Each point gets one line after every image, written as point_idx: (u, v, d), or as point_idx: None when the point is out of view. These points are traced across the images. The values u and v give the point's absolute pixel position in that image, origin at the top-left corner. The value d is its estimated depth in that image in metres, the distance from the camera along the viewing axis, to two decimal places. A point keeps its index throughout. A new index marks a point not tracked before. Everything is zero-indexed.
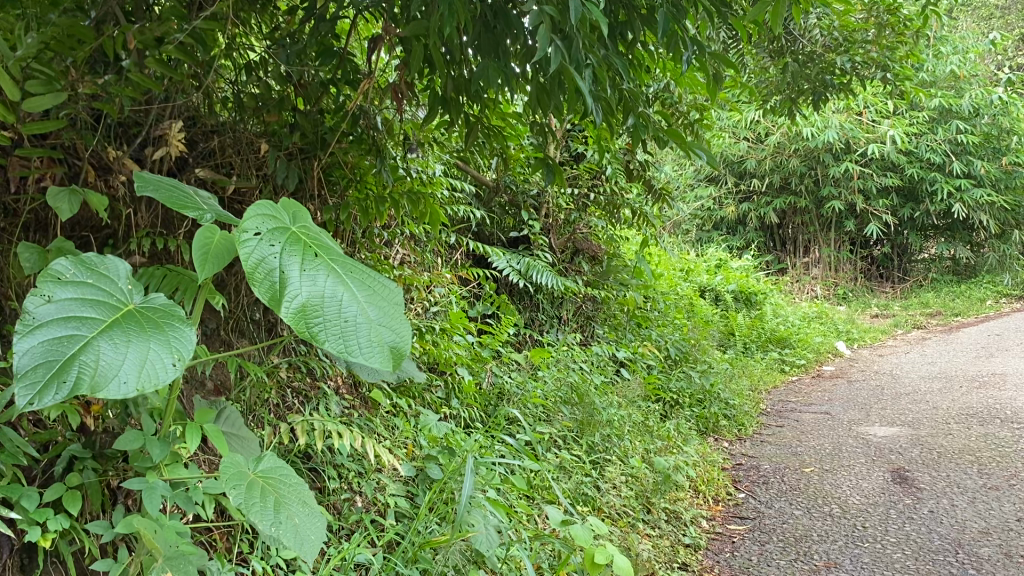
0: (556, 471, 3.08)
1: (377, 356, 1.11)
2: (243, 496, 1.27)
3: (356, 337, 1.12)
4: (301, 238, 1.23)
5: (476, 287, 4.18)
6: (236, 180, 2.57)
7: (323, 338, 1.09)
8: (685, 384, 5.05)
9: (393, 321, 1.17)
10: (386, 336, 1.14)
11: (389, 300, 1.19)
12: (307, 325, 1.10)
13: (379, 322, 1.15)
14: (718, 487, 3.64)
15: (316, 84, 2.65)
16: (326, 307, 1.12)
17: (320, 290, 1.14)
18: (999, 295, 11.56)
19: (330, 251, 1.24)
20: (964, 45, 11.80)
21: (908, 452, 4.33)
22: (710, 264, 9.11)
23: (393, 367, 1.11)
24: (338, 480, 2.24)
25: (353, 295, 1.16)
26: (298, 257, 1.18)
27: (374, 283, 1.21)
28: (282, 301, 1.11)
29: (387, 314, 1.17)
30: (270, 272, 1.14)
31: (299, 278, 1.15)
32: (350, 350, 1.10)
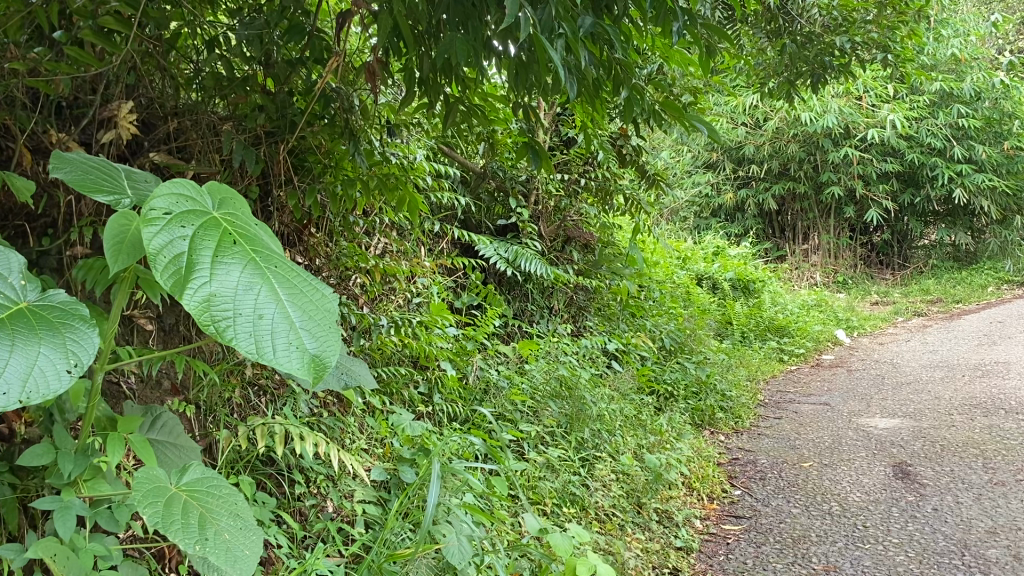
0: (542, 470, 2.95)
1: (292, 362, 1.02)
2: (163, 513, 1.15)
3: (270, 338, 1.03)
4: (223, 225, 1.14)
5: (462, 277, 4.02)
6: (197, 166, 2.43)
7: (229, 336, 1.00)
8: (680, 376, 4.91)
9: (317, 327, 1.07)
10: (307, 342, 1.05)
11: (316, 302, 1.10)
12: (213, 319, 1.01)
13: (299, 325, 1.06)
14: (713, 485, 3.51)
15: (283, 64, 2.50)
16: (239, 303, 1.04)
17: (234, 283, 1.05)
18: (1000, 282, 11.41)
19: (254, 242, 1.15)
20: (965, 27, 11.62)
21: (910, 445, 4.19)
22: (707, 251, 8.96)
23: (309, 376, 1.02)
24: (304, 485, 2.11)
25: (272, 292, 1.07)
26: (215, 246, 1.09)
27: (302, 282, 1.12)
28: (188, 291, 1.02)
29: (311, 318, 1.08)
30: (179, 260, 1.06)
31: (213, 269, 1.06)
32: (260, 351, 1.01)
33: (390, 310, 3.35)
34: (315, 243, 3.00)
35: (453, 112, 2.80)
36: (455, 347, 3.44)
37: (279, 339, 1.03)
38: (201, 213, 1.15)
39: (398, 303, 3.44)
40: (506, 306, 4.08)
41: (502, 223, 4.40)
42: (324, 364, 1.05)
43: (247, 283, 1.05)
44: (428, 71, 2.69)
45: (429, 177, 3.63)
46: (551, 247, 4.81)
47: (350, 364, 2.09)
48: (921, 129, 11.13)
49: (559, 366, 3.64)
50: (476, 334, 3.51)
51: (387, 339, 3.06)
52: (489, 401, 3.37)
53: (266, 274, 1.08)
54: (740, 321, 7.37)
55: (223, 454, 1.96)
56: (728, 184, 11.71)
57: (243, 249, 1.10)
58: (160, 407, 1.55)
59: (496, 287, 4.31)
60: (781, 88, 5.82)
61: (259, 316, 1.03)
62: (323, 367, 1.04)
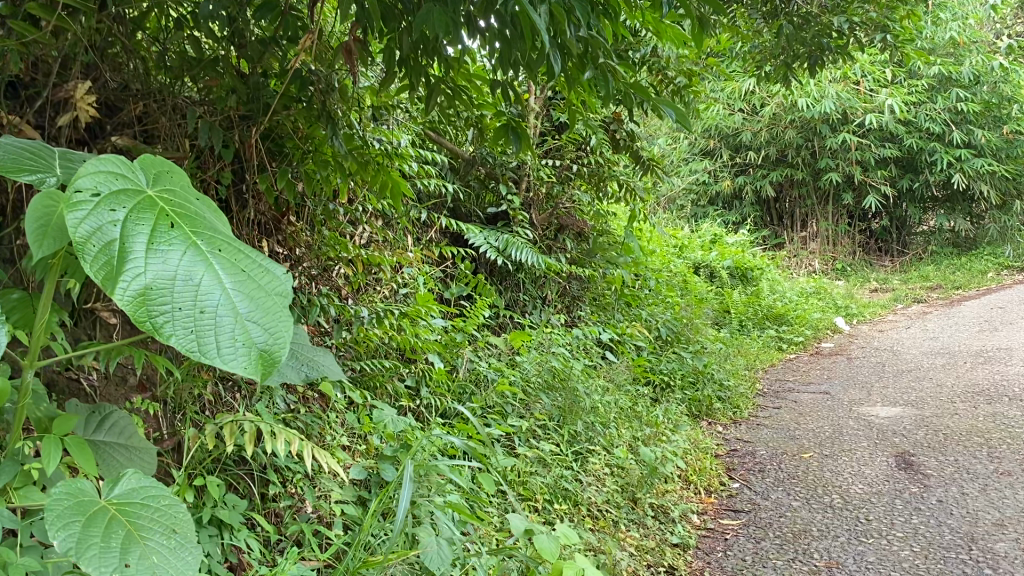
0: (533, 465, 2.85)
1: (238, 360, 0.90)
2: (78, 535, 1.04)
3: (214, 332, 0.91)
4: (161, 207, 1.02)
5: (452, 267, 3.91)
6: (164, 151, 2.32)
7: (167, 332, 0.88)
8: (677, 366, 4.81)
9: (267, 316, 0.95)
10: (255, 334, 0.93)
11: (266, 287, 0.98)
12: (148, 313, 0.89)
13: (247, 315, 0.94)
14: (710, 478, 3.41)
15: (255, 43, 2.39)
16: (178, 293, 0.91)
17: (172, 270, 0.93)
18: (1000, 267, 11.30)
19: (196, 223, 1.02)
20: (963, 10, 11.51)
21: (912, 434, 4.09)
22: (705, 239, 8.85)
23: (257, 374, 0.90)
24: (279, 486, 2.01)
25: (215, 277, 0.94)
26: (150, 229, 0.97)
27: (250, 265, 0.99)
28: (119, 282, 0.90)
29: (259, 306, 0.95)
30: (110, 247, 0.93)
31: (147, 255, 0.93)
32: (202, 349, 0.89)
33: (374, 301, 3.24)
34: (294, 233, 2.89)
35: (435, 93, 2.69)
36: (444, 338, 3.32)
37: (224, 332, 0.91)
38: (135, 193, 1.03)
39: (384, 294, 3.33)
40: (496, 296, 3.98)
41: (491, 212, 4.29)
42: (275, 359, 0.93)
43: (185, 270, 0.93)
44: (409, 50, 2.58)
45: (416, 164, 3.51)
46: (543, 236, 4.70)
47: (311, 352, 1.77)
48: (919, 113, 11.02)
49: (551, 357, 3.54)
50: (465, 326, 3.39)
51: (371, 331, 2.96)
52: (478, 394, 3.27)
53: (208, 257, 0.96)
54: (738, 309, 7.26)
55: (189, 453, 1.86)
56: (726, 172, 11.58)
57: (182, 231, 0.98)
58: (109, 406, 1.43)
59: (486, 277, 4.20)
60: (778, 72, 5.71)
61: (199, 307, 0.91)
62: (274, 362, 0.93)
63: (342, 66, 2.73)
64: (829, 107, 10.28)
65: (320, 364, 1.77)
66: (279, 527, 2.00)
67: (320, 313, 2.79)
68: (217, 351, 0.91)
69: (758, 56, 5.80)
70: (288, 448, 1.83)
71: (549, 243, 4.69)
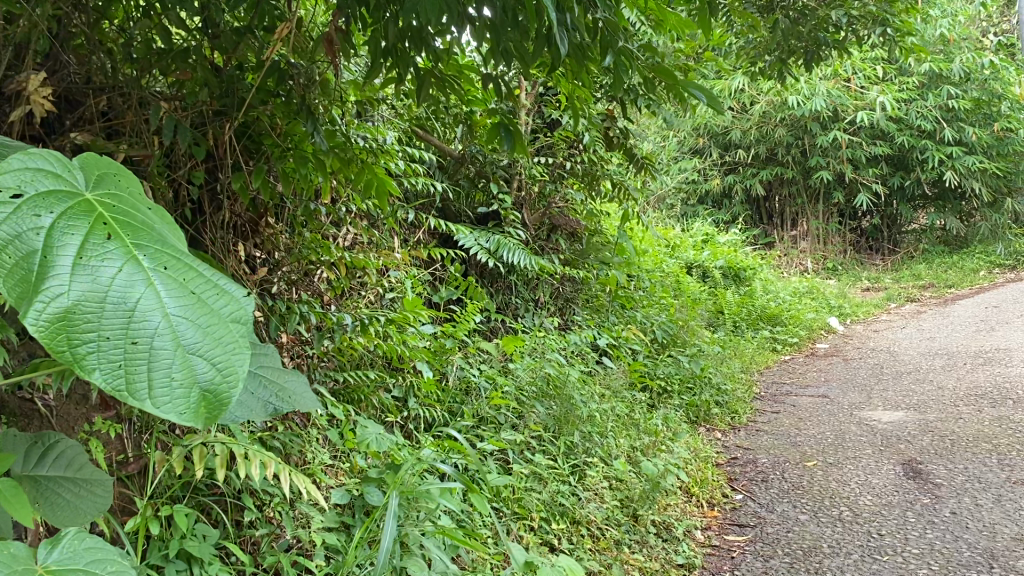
0: (528, 480, 2.70)
1: (178, 404, 0.70)
2: None
3: (151, 368, 0.70)
4: (98, 211, 0.82)
5: (441, 269, 3.75)
6: (130, 148, 2.16)
7: (89, 367, 0.68)
8: (674, 370, 4.67)
9: (219, 349, 0.74)
10: (199, 371, 0.72)
11: (220, 311, 0.76)
12: (68, 343, 0.69)
13: (191, 346, 0.73)
14: (712, 489, 3.26)
15: (228, 32, 2.24)
16: (105, 316, 0.71)
17: (102, 285, 0.72)
18: (992, 265, 11.22)
19: (141, 230, 0.82)
20: (954, 7, 11.44)
21: (918, 439, 3.96)
22: (696, 239, 8.71)
23: (203, 423, 0.69)
24: (255, 511, 1.86)
25: (154, 297, 0.73)
26: (81, 237, 0.76)
27: (203, 282, 0.78)
28: (33, 302, 0.70)
29: (209, 336, 0.74)
30: (26, 257, 0.73)
31: (73, 268, 0.73)
32: (133, 390, 0.68)
33: (360, 307, 3.08)
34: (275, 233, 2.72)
35: (425, 87, 2.53)
36: (433, 344, 3.16)
37: (159, 371, 0.71)
38: (70, 199, 0.83)
39: (370, 299, 3.16)
40: (489, 300, 3.80)
41: (483, 210, 4.10)
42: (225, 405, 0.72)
43: (117, 287, 0.72)
44: (395, 39, 2.42)
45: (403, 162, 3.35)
46: (537, 236, 4.51)
47: (279, 378, 1.44)
48: (910, 111, 10.93)
49: (545, 363, 3.38)
50: (457, 329, 3.22)
51: (355, 339, 2.79)
52: (470, 404, 3.11)
53: (150, 271, 0.75)
54: (731, 310, 7.13)
55: (154, 478, 1.70)
56: (716, 170, 11.45)
57: (119, 239, 0.77)
58: (55, 435, 1.29)
59: (478, 280, 4.03)
60: (773, 68, 5.57)
61: (130, 335, 0.70)
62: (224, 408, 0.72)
63: (323, 58, 2.57)
64: (819, 105, 10.16)
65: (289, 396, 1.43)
66: (255, 555, 1.85)
67: (302, 320, 2.62)
68: (153, 392, 0.70)
69: (753, 52, 5.67)
70: (261, 471, 1.67)
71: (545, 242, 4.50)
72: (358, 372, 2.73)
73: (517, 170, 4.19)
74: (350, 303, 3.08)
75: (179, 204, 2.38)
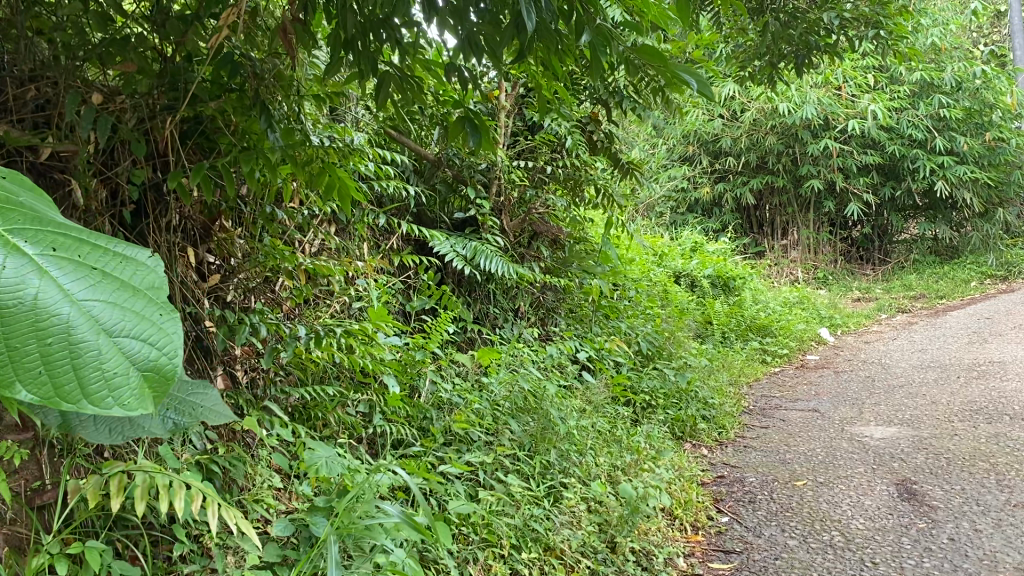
0: (498, 505, 2.52)
1: (121, 390, 0.74)
2: None
3: (74, 365, 0.72)
4: None
5: (414, 277, 3.57)
6: (60, 143, 1.99)
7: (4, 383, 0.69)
8: (659, 383, 4.50)
9: (147, 325, 0.77)
10: (133, 347, 0.75)
11: (132, 283, 0.79)
12: None
13: (113, 329, 0.75)
14: (697, 511, 3.09)
15: (172, 20, 2.07)
16: (11, 315, 0.70)
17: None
18: (983, 276, 11.11)
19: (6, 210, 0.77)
20: (945, 16, 11.36)
21: (911, 457, 3.80)
22: (685, 248, 8.55)
23: (149, 403, 0.75)
24: (185, 546, 1.69)
25: (54, 284, 0.73)
26: None
27: (100, 257, 0.79)
28: None
29: (128, 313, 0.77)
30: None
31: None
32: (64, 391, 0.72)
33: (323, 317, 2.90)
34: (230, 237, 2.55)
35: (388, 82, 2.36)
36: (401, 357, 2.99)
37: (91, 364, 0.72)
38: None
39: (335, 308, 2.98)
40: (465, 310, 3.62)
41: (461, 216, 3.93)
42: (170, 377, 0.77)
43: (9, 283, 0.70)
44: (356, 31, 2.25)
45: (372, 164, 3.18)
46: (517, 243, 4.34)
47: (188, 394, 1.36)
48: (901, 120, 10.80)
49: (522, 376, 3.21)
50: (427, 341, 3.05)
51: (314, 351, 2.62)
52: (440, 420, 2.94)
53: (35, 261, 0.73)
54: (720, 320, 6.97)
55: (64, 509, 1.51)
56: (705, 178, 11.31)
57: None
58: None
59: (454, 288, 3.85)
60: (763, 72, 5.41)
61: (45, 333, 0.71)
62: (169, 383, 0.77)
63: (281, 51, 2.40)
64: (810, 113, 10.03)
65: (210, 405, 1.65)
66: None
67: (256, 331, 2.45)
68: (83, 386, 0.73)
69: (742, 55, 5.50)
70: (182, 504, 1.50)
71: (525, 250, 4.33)
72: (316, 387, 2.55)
73: (496, 173, 4.02)
74: (313, 313, 2.90)
75: (118, 204, 2.20)
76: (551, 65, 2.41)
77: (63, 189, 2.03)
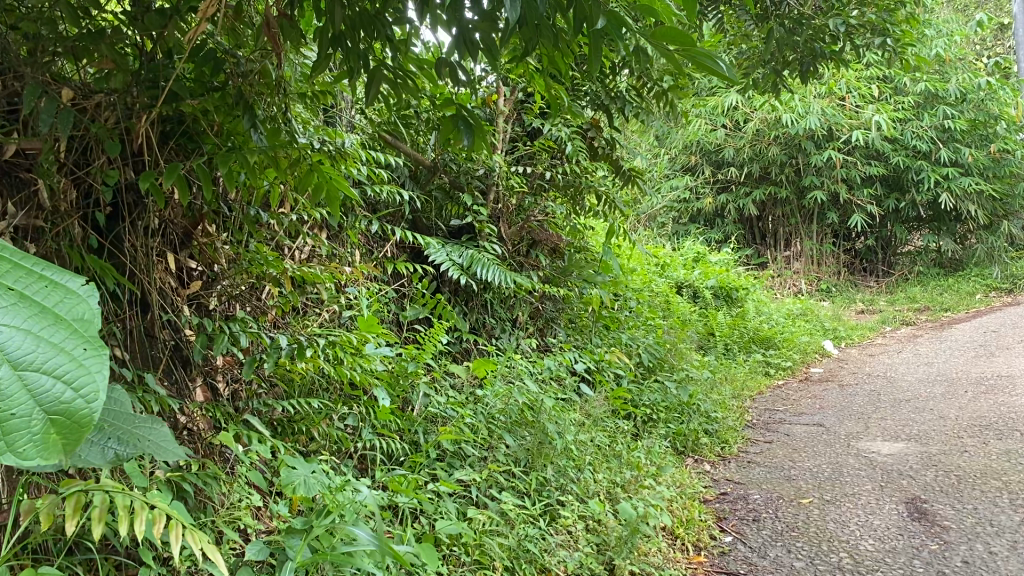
0: (491, 524, 2.41)
1: (31, 436, 0.78)
2: None
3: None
4: None
5: (408, 286, 3.47)
6: (27, 141, 1.90)
7: None
8: (660, 397, 4.39)
9: (67, 363, 0.81)
10: (45, 389, 0.79)
11: (62, 317, 0.83)
12: None
13: (28, 364, 0.79)
14: (699, 531, 2.98)
15: (150, 15, 1.99)
16: None
17: None
18: (989, 289, 10.99)
19: None
20: (949, 27, 11.28)
21: (920, 474, 3.68)
22: (687, 258, 8.45)
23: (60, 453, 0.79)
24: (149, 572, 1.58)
25: None
26: None
27: (29, 286, 0.83)
28: None
29: (49, 348, 0.80)
30: None
31: None
32: None
33: (311, 326, 2.79)
34: (213, 241, 2.45)
35: (379, 79, 2.25)
36: (392, 368, 2.88)
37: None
38: None
39: (324, 317, 2.87)
40: (460, 319, 3.51)
41: (457, 223, 3.82)
42: (85, 422, 0.81)
43: None
44: (343, 27, 2.15)
45: (365, 167, 3.09)
46: (514, 251, 4.23)
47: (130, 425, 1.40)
48: (905, 130, 10.70)
49: (518, 388, 3.10)
50: (421, 351, 2.94)
51: (300, 361, 2.51)
52: (432, 435, 2.83)
53: None
54: (722, 332, 6.86)
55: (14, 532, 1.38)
56: (708, 188, 11.22)
57: None
58: None
59: (450, 298, 3.74)
60: (768, 79, 5.31)
61: None
62: (80, 428, 0.81)
63: (267, 49, 2.31)
64: (813, 124, 9.94)
65: (143, 442, 1.40)
66: None
67: (238, 340, 2.35)
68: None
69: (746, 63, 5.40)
70: (144, 528, 1.39)
71: (523, 258, 4.23)
72: (299, 399, 2.45)
73: (493, 180, 3.92)
74: (301, 322, 2.79)
75: (92, 206, 2.11)
76: (552, 62, 2.30)
77: (30, 193, 1.96)
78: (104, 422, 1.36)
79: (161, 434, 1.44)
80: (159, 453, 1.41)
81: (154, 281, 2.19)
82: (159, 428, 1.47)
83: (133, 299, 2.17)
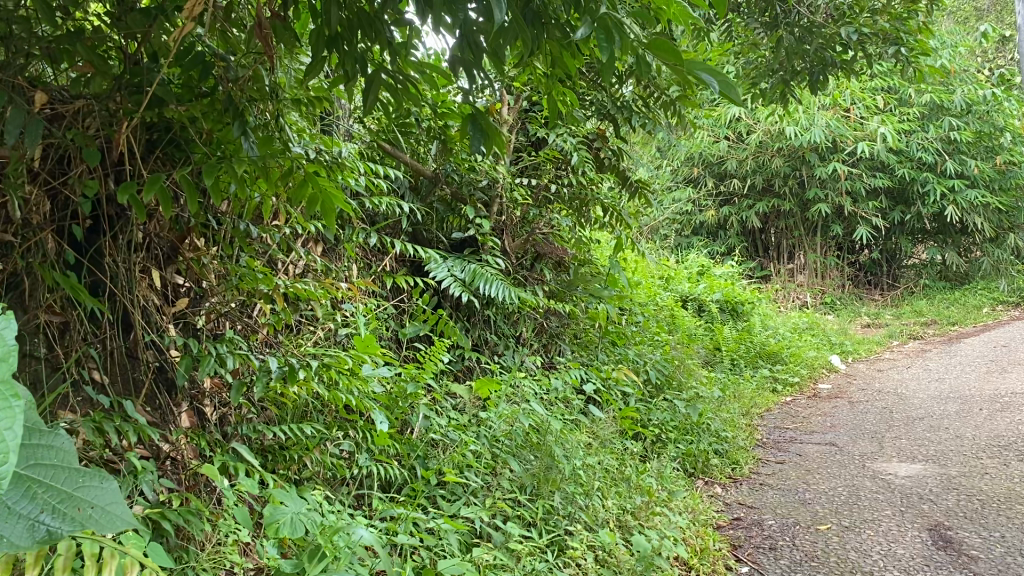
0: (496, 558, 2.26)
1: None
2: None
3: None
4: None
5: (408, 302, 3.32)
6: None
7: None
8: (668, 416, 4.24)
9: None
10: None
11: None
12: None
13: None
14: (714, 561, 2.83)
15: (134, 15, 1.86)
16: None
17: None
18: (995, 302, 10.85)
19: None
20: (953, 38, 11.18)
21: (942, 499, 3.52)
22: (691, 271, 8.30)
23: None
24: None
25: None
26: None
27: None
28: None
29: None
30: None
31: None
32: None
33: (305, 345, 2.65)
34: (201, 255, 2.32)
35: (378, 84, 2.11)
36: (390, 390, 2.73)
37: None
38: None
39: (318, 335, 2.73)
40: (462, 336, 3.36)
41: (458, 236, 3.68)
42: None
43: None
44: (339, 27, 2.02)
45: (363, 179, 2.95)
46: (518, 265, 4.08)
47: (72, 489, 1.07)
48: (911, 142, 10.57)
49: (524, 410, 2.95)
50: (421, 372, 2.79)
51: (293, 385, 2.36)
52: (433, 461, 2.69)
53: None
54: (729, 347, 6.71)
55: None
56: (711, 201, 11.08)
57: None
58: None
59: (451, 314, 3.60)
60: (776, 89, 5.17)
61: None
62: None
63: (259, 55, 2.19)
64: (818, 136, 9.81)
65: (86, 511, 1.07)
66: None
67: (227, 361, 2.21)
68: None
69: (753, 73, 5.27)
70: None
71: (527, 273, 4.08)
72: (291, 424, 2.30)
73: (497, 192, 3.78)
74: (294, 341, 2.65)
75: (70, 219, 1.97)
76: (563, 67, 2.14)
77: None
78: (34, 486, 1.05)
79: (108, 498, 1.11)
80: (98, 524, 1.08)
81: (137, 298, 2.06)
82: (109, 489, 1.13)
83: (113, 316, 2.04)
